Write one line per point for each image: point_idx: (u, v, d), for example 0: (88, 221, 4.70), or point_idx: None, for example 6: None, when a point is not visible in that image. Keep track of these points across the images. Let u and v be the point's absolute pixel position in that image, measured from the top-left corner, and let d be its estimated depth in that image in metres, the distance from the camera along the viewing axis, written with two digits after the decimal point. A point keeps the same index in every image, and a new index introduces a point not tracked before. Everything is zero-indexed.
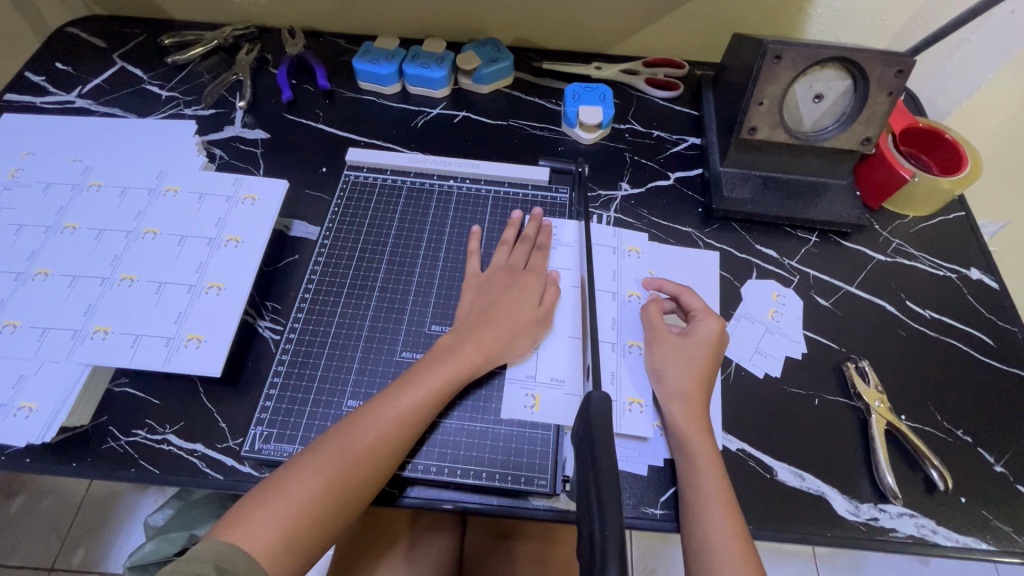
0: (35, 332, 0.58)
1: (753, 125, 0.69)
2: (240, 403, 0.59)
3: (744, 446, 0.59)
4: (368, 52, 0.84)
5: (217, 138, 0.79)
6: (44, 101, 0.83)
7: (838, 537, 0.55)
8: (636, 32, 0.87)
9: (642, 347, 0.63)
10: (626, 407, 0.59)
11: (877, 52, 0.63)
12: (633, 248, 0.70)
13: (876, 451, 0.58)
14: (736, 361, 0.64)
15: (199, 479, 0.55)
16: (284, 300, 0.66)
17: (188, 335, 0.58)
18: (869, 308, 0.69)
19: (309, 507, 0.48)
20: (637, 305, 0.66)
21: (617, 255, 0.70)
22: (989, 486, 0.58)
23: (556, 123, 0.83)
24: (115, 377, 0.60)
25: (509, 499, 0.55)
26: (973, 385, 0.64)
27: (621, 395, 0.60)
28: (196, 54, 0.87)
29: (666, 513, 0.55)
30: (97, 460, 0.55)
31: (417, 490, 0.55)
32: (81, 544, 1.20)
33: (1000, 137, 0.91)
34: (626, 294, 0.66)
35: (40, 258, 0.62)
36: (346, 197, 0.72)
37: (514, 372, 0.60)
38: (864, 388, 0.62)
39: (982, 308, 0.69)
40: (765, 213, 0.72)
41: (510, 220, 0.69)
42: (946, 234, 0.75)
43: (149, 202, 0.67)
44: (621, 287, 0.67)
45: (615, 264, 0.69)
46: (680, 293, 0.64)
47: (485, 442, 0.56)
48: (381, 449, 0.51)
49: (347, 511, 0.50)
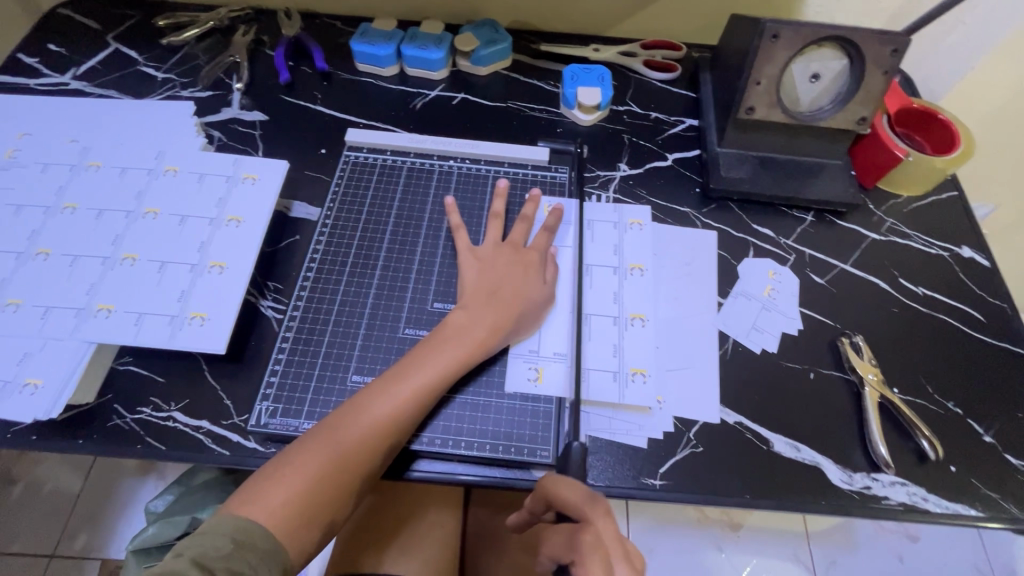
0: (37, 311, 0.58)
1: (751, 104, 0.70)
2: (244, 381, 0.60)
3: (742, 419, 0.60)
4: (366, 33, 0.84)
5: (214, 120, 0.79)
6: (38, 82, 0.82)
7: (833, 505, 0.56)
8: (635, 14, 0.87)
9: (644, 320, 0.64)
10: (629, 377, 0.60)
11: (873, 31, 0.63)
12: (636, 220, 0.71)
13: (870, 422, 0.59)
14: (733, 337, 0.65)
15: (206, 455, 0.56)
16: (287, 280, 0.66)
17: (191, 313, 0.59)
18: (864, 285, 0.70)
19: (323, 481, 0.49)
20: (639, 277, 0.67)
21: (619, 229, 0.71)
22: (979, 456, 0.59)
23: (554, 105, 0.83)
24: (120, 356, 0.60)
25: (514, 471, 0.57)
26: (963, 358, 0.65)
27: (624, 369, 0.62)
28: (191, 35, 0.87)
29: (665, 484, 0.57)
30: (104, 436, 0.56)
31: (424, 464, 0.56)
32: (82, 531, 1.21)
33: (993, 119, 0.92)
34: (628, 267, 0.67)
35: (41, 238, 0.62)
36: (346, 178, 0.72)
37: (519, 349, 0.61)
38: (858, 362, 0.63)
39: (974, 285, 0.71)
40: (761, 193, 0.73)
41: (498, 190, 0.70)
42: (939, 213, 0.76)
43: (149, 182, 0.67)
44: (623, 261, 0.68)
45: (616, 238, 0.70)
46: (587, 510, 0.47)
47: (488, 415, 0.57)
48: (391, 426, 0.52)
49: (358, 487, 0.51)
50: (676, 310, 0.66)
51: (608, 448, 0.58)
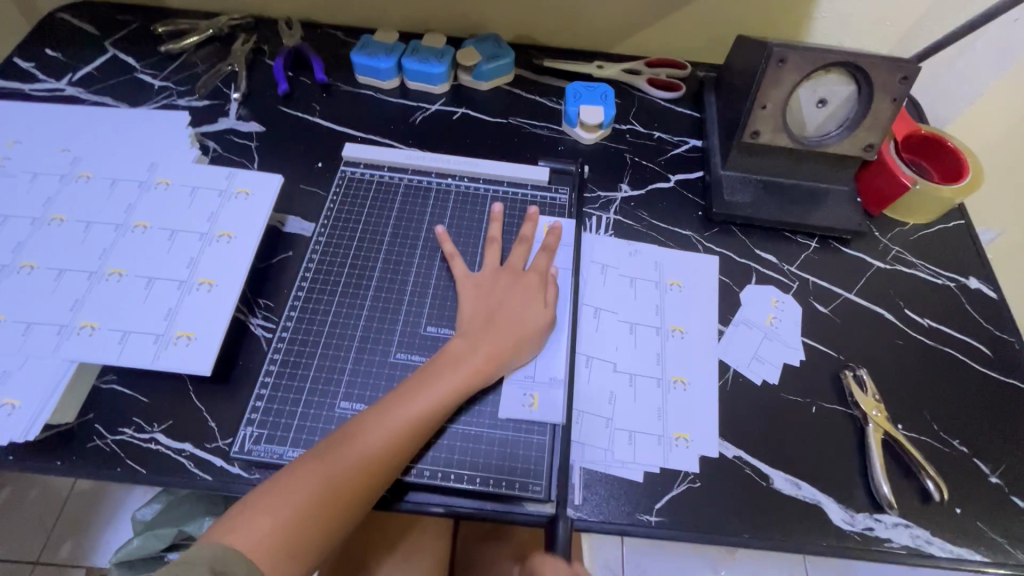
0: (19, 327, 0.56)
1: (756, 128, 0.69)
2: (230, 402, 0.58)
3: (741, 453, 0.59)
4: (367, 45, 0.82)
5: (210, 130, 0.78)
6: (33, 88, 0.81)
7: (834, 546, 0.55)
8: (640, 31, 0.86)
9: (686, 384, 0.61)
10: (672, 443, 0.58)
11: (881, 58, 0.62)
12: (675, 281, 0.68)
13: (873, 459, 0.58)
14: (734, 367, 0.63)
15: (188, 480, 0.54)
16: (277, 298, 0.64)
17: (177, 332, 0.57)
18: (867, 314, 0.68)
19: (310, 512, 0.47)
20: (681, 340, 0.64)
21: (658, 289, 0.68)
22: (985, 496, 0.58)
23: (556, 122, 0.82)
24: (103, 374, 0.59)
25: (503, 505, 0.55)
26: (969, 393, 0.64)
27: (637, 403, 0.60)
28: (190, 43, 0.86)
29: (660, 520, 0.55)
30: (83, 458, 0.54)
31: (416, 495, 0.54)
32: (68, 538, 1.19)
33: (1000, 145, 0.91)
34: (669, 329, 0.65)
35: (26, 250, 0.61)
36: (342, 193, 0.71)
37: (513, 374, 0.60)
38: (861, 397, 0.61)
39: (980, 317, 0.69)
40: (765, 218, 0.72)
41: (494, 214, 0.68)
42: (945, 242, 0.75)
43: (140, 194, 0.65)
44: (664, 321, 0.65)
45: (657, 299, 0.67)
46: None
47: (479, 446, 0.56)
48: (382, 452, 0.50)
49: (348, 516, 0.49)
50: (678, 339, 0.64)
51: (602, 480, 0.56)
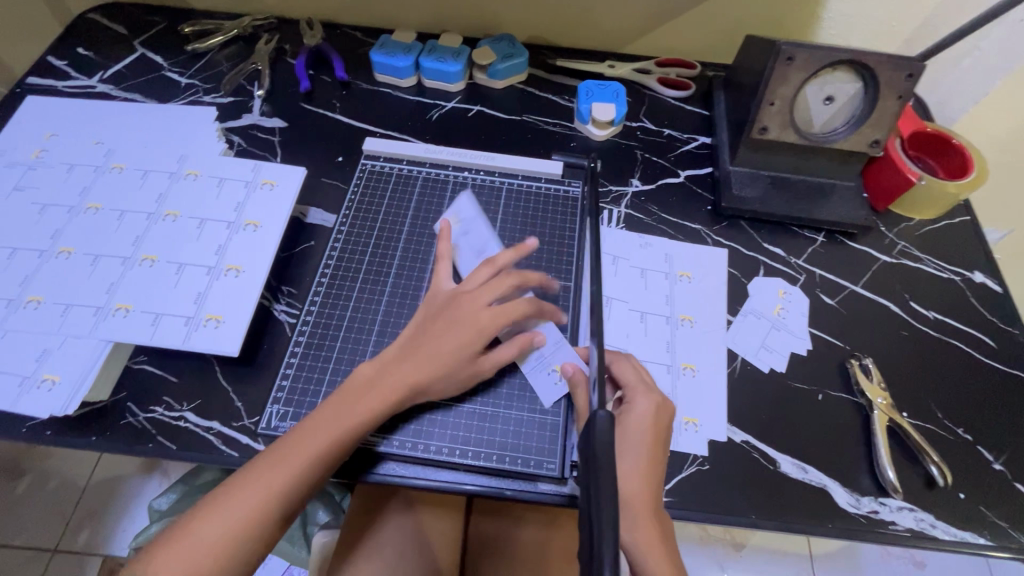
0: (58, 307, 0.59)
1: (764, 124, 0.71)
2: (255, 384, 0.60)
3: (749, 438, 0.60)
4: (385, 44, 0.85)
5: (235, 125, 0.81)
6: (66, 85, 0.84)
7: (839, 528, 0.56)
8: (651, 31, 0.88)
9: (696, 369, 0.63)
10: (682, 427, 0.60)
11: (888, 56, 0.64)
12: (684, 273, 0.70)
13: (877, 444, 0.59)
14: (742, 356, 0.65)
15: (216, 456, 0.56)
16: (299, 285, 0.67)
17: (206, 315, 0.60)
18: (873, 307, 0.70)
19: (216, 548, 0.46)
20: (690, 329, 0.66)
21: (668, 280, 0.69)
22: (988, 483, 0.59)
23: (569, 119, 0.84)
24: (134, 355, 0.61)
25: (519, 483, 0.57)
26: (973, 383, 0.65)
27: None
28: (215, 42, 0.89)
29: (671, 500, 0.56)
30: (118, 434, 0.57)
31: (433, 472, 0.57)
32: (85, 526, 1.22)
33: (1007, 144, 0.92)
34: (678, 318, 0.67)
35: (64, 237, 0.64)
36: (363, 185, 0.74)
37: (528, 363, 0.61)
38: (867, 385, 0.62)
39: (986, 310, 0.70)
40: (773, 213, 0.73)
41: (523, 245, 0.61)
42: (950, 237, 0.76)
43: (170, 184, 0.68)
44: (674, 311, 0.67)
45: (667, 289, 0.69)
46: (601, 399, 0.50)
47: (496, 425, 0.58)
48: (284, 499, 0.48)
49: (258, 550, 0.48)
50: (688, 328, 0.66)
51: None
